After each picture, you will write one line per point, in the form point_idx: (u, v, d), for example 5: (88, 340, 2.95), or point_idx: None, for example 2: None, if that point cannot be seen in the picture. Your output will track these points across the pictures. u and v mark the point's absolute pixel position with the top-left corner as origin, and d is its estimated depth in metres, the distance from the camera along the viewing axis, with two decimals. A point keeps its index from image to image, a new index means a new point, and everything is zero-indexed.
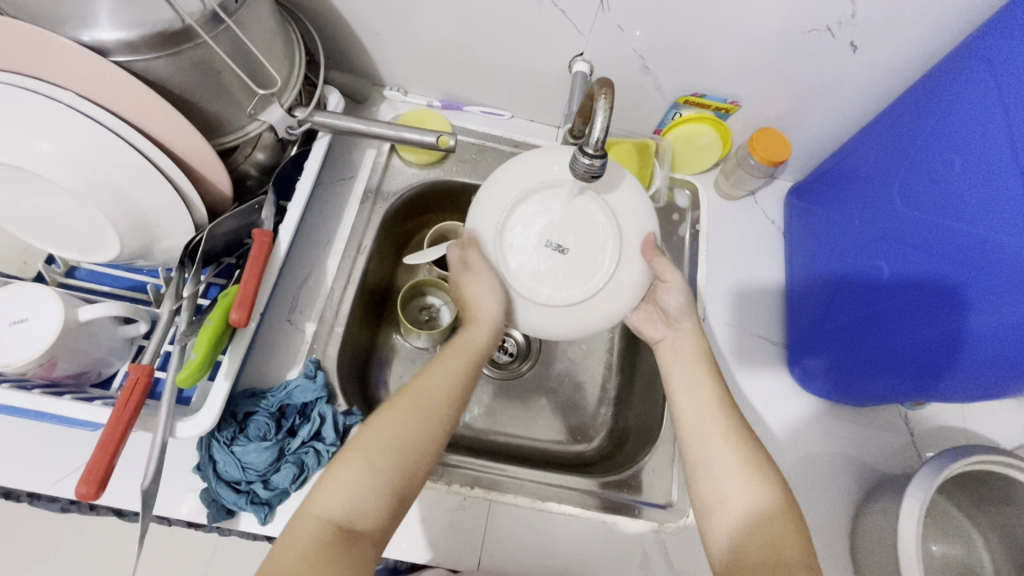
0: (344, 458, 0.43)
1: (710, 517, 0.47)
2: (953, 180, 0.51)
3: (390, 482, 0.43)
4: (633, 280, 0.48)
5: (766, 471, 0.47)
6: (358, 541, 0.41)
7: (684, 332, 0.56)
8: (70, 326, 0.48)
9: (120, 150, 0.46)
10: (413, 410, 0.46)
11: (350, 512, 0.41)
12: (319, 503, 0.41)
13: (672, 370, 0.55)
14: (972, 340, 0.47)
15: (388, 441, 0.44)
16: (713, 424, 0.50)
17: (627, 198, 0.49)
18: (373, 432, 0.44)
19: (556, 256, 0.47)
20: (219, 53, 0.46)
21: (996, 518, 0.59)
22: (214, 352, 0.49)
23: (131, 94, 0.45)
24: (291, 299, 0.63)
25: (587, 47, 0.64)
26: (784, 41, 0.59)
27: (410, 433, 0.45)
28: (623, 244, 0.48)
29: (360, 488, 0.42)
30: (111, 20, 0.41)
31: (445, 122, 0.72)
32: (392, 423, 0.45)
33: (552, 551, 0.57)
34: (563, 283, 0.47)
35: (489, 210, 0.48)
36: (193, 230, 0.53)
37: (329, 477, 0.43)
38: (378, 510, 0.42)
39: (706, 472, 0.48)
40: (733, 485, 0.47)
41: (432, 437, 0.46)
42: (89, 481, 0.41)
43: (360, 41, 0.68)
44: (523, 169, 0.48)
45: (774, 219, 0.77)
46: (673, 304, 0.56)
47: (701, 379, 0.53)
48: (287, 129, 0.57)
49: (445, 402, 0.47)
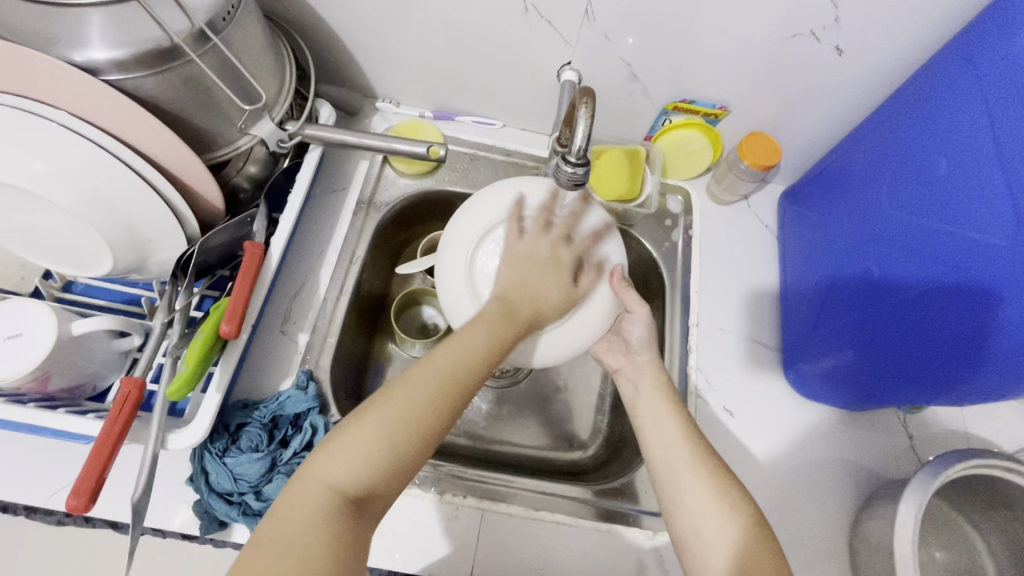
0: (354, 429, 0.40)
1: (690, 553, 0.46)
2: (940, 181, 0.50)
3: (409, 455, 0.41)
4: (601, 305, 0.50)
5: (739, 501, 0.46)
6: (367, 517, 0.40)
7: (641, 364, 0.58)
8: (63, 341, 0.48)
9: (112, 167, 0.47)
10: (444, 381, 0.42)
11: (364, 485, 0.39)
12: (329, 472, 0.39)
13: (637, 404, 0.55)
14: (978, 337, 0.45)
15: (416, 413, 0.41)
16: (682, 456, 0.49)
17: (591, 222, 0.51)
18: (392, 400, 0.41)
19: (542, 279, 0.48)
20: (207, 71, 0.47)
21: (999, 524, 0.58)
22: (205, 364, 0.50)
23: (120, 112, 0.45)
24: (284, 311, 0.63)
25: (574, 57, 0.65)
26: (770, 46, 0.59)
27: (429, 408, 0.41)
28: (588, 271, 0.49)
29: (378, 460, 0.40)
30: (101, 40, 0.42)
31: (437, 132, 0.72)
32: (418, 398, 0.41)
33: (546, 561, 0.57)
34: (543, 306, 0.47)
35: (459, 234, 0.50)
36: (185, 243, 0.54)
37: (335, 446, 0.40)
38: (391, 487, 0.41)
39: (679, 506, 0.48)
40: (707, 519, 0.46)
41: (455, 411, 0.43)
42: (79, 494, 0.41)
43: (351, 55, 0.69)
44: (493, 199, 0.50)
45: (768, 223, 0.77)
46: (635, 335, 0.57)
47: (664, 411, 0.53)
48: (278, 142, 0.58)
49: (476, 373, 0.43)
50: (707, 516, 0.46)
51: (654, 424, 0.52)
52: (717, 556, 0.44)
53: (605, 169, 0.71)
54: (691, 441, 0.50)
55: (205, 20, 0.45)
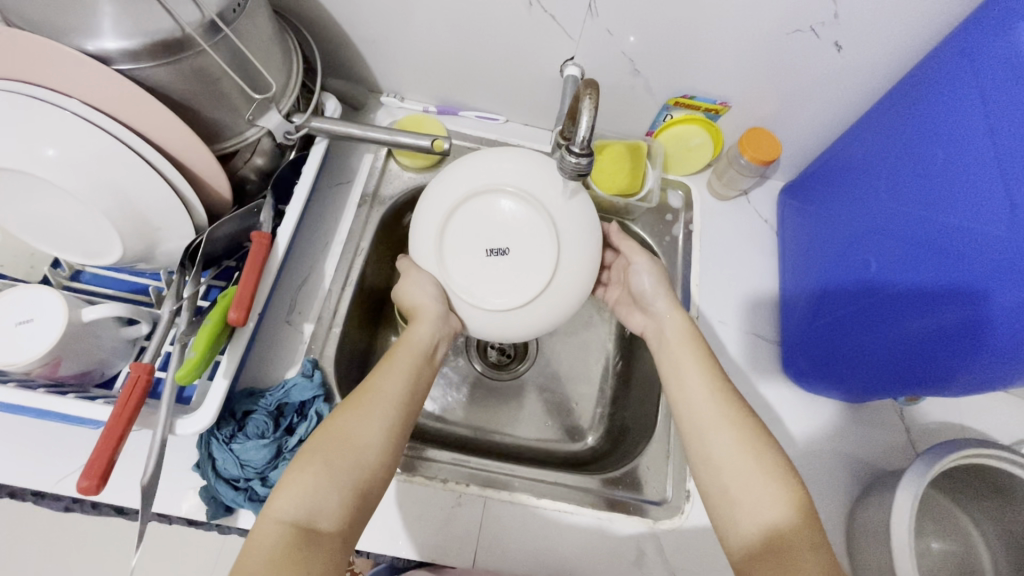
0: (299, 460, 0.44)
1: (717, 509, 0.48)
2: (938, 173, 0.51)
3: (350, 477, 0.44)
4: (580, 248, 0.53)
5: (763, 449, 0.48)
6: (326, 538, 0.42)
7: (658, 312, 0.61)
8: (73, 326, 0.49)
9: (123, 156, 0.47)
10: (366, 410, 0.48)
11: (309, 510, 0.42)
12: (278, 505, 0.42)
13: (661, 356, 0.58)
14: (975, 327, 0.46)
15: (345, 439, 0.46)
16: (708, 411, 0.51)
17: (540, 180, 0.52)
18: (329, 430, 0.46)
19: (496, 261, 0.53)
20: (217, 61, 0.48)
21: (994, 514, 0.58)
22: (213, 350, 0.50)
23: (132, 101, 0.46)
24: (289, 301, 0.64)
25: (577, 52, 0.66)
26: (770, 42, 0.60)
27: (363, 428, 0.46)
28: (555, 224, 0.52)
29: (318, 486, 0.43)
30: (114, 30, 0.43)
31: (440, 126, 0.73)
32: (351, 420, 0.47)
33: (547, 548, 0.58)
34: (479, 283, 0.53)
35: (425, 228, 0.54)
36: (193, 233, 0.54)
37: (286, 479, 0.43)
38: (338, 510, 0.43)
39: (707, 465, 0.50)
40: (732, 475, 0.48)
41: (388, 429, 0.48)
42: (90, 475, 0.42)
43: (356, 50, 0.70)
44: (444, 186, 0.54)
45: (766, 218, 0.78)
46: (646, 285, 0.62)
47: (689, 363, 0.55)
48: (285, 134, 0.59)
49: (394, 395, 0.50)
50: (736, 478, 0.47)
51: (675, 378, 0.55)
52: (742, 515, 0.46)
53: (606, 163, 0.71)
54: (717, 400, 0.51)
55: (215, 11, 0.46)
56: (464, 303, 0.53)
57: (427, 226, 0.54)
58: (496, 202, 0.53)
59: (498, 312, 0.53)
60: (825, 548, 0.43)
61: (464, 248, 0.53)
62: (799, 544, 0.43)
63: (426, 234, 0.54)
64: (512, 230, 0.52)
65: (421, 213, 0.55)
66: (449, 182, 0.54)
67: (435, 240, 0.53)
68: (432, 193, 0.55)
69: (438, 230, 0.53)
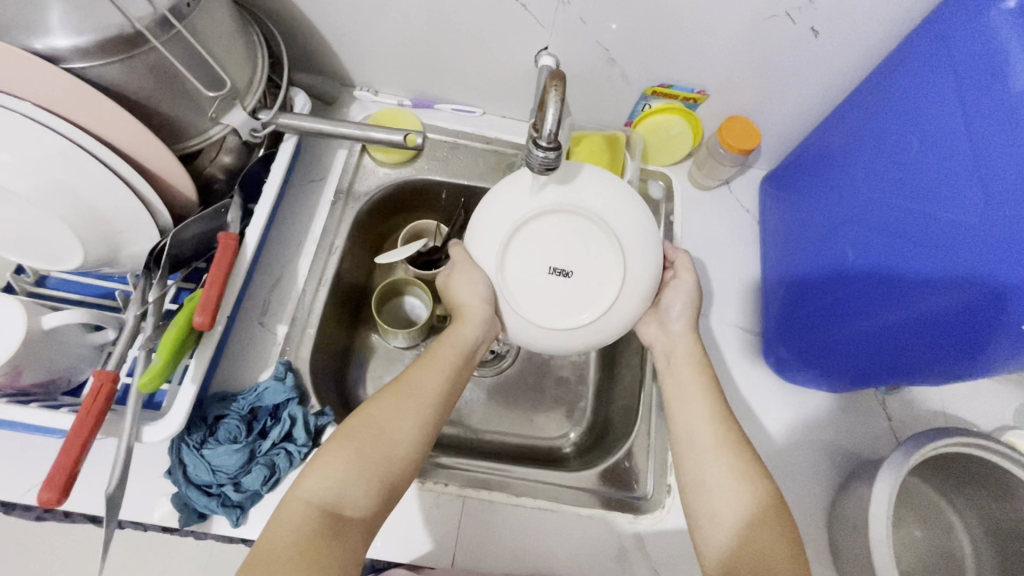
0: (332, 445, 0.44)
1: (702, 528, 0.47)
2: (915, 162, 0.50)
3: (381, 467, 0.44)
4: (647, 271, 0.52)
5: (741, 453, 0.49)
6: (351, 529, 0.42)
7: (676, 334, 0.58)
8: (34, 335, 0.48)
9: (79, 159, 0.46)
10: (403, 403, 0.47)
11: (338, 496, 0.42)
12: (306, 487, 0.42)
13: (672, 378, 0.56)
14: (954, 314, 0.45)
15: (379, 429, 0.45)
16: (706, 435, 0.51)
17: (606, 200, 0.51)
18: (365, 419, 0.46)
19: (556, 280, 0.50)
20: (172, 59, 0.47)
21: (975, 501, 0.58)
22: (177, 356, 0.49)
23: (84, 102, 0.44)
24: (262, 302, 0.63)
25: (551, 41, 0.64)
26: (747, 28, 0.59)
27: (399, 421, 0.46)
28: (622, 246, 0.50)
29: (350, 473, 0.43)
30: (61, 27, 0.41)
31: (416, 121, 0.71)
32: (388, 411, 0.46)
33: (528, 547, 0.57)
34: (535, 298, 0.50)
35: (486, 243, 0.51)
36: (157, 235, 0.53)
37: (315, 461, 0.43)
38: (366, 499, 0.43)
39: (697, 486, 0.49)
40: (724, 497, 0.47)
41: (424, 425, 0.47)
42: (52, 487, 0.41)
43: (325, 42, 0.68)
44: (509, 200, 0.51)
45: (749, 208, 0.77)
46: (674, 306, 0.59)
47: (696, 382, 0.54)
48: (251, 131, 0.57)
49: (434, 393, 0.49)
50: (721, 489, 0.47)
51: (682, 400, 0.54)
52: (724, 530, 0.46)
53: (584, 155, 0.71)
54: (717, 426, 0.51)
55: (168, 6, 0.44)
56: (515, 315, 0.51)
57: (489, 236, 0.51)
58: (569, 219, 0.50)
59: (545, 329, 0.51)
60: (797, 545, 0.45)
61: (527, 266, 0.50)
62: (774, 556, 0.44)
63: (488, 240, 0.51)
64: (581, 251, 0.50)
65: (481, 226, 0.52)
66: (514, 193, 0.51)
67: (498, 256, 0.50)
68: (499, 196, 0.52)
69: (503, 246, 0.50)
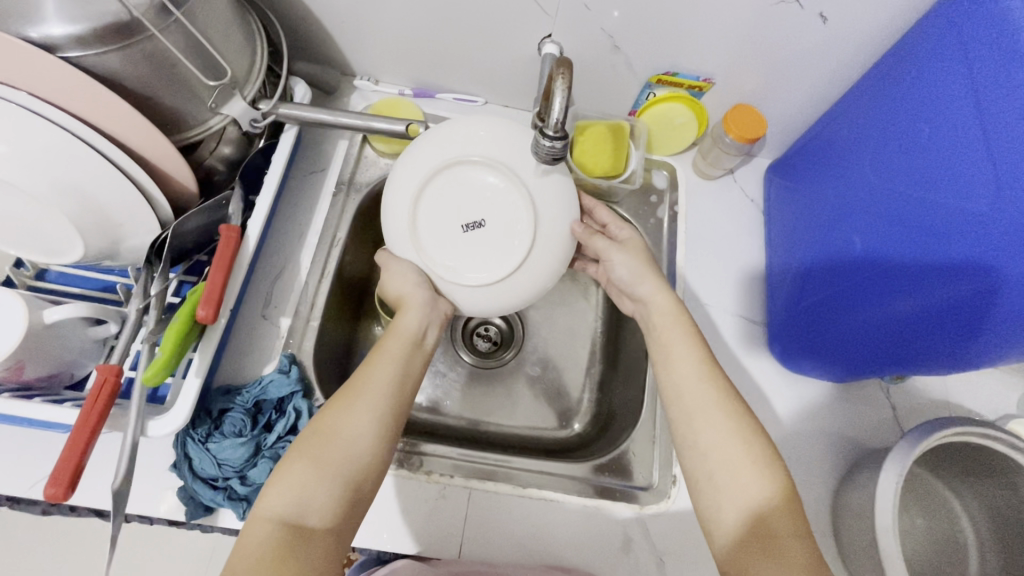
0: (287, 460, 0.43)
1: (714, 500, 0.46)
2: (925, 147, 0.50)
3: (342, 472, 0.43)
4: (557, 207, 0.52)
5: (750, 436, 0.47)
6: (317, 537, 0.41)
7: (643, 300, 0.58)
8: (36, 328, 0.47)
9: (77, 150, 0.45)
10: (355, 403, 0.46)
11: (298, 508, 0.41)
12: (267, 503, 0.41)
13: (669, 341, 0.54)
14: (966, 304, 0.45)
15: (331, 433, 0.44)
16: (707, 400, 0.50)
17: (502, 146, 0.52)
18: (318, 428, 0.44)
19: (472, 235, 0.52)
20: (170, 47, 0.45)
21: (977, 488, 0.59)
22: (181, 350, 0.48)
23: (81, 91, 0.43)
24: (265, 294, 0.62)
25: (555, 28, 0.63)
26: (755, 14, 0.58)
27: (353, 423, 0.45)
28: (524, 187, 0.51)
29: (308, 483, 0.42)
30: (57, 14, 0.41)
31: (417, 110, 0.71)
32: (340, 415, 0.45)
33: (533, 536, 0.57)
34: (452, 259, 0.52)
35: (396, 215, 0.53)
36: (158, 228, 0.52)
37: (273, 479, 0.42)
38: (329, 507, 0.42)
39: (694, 450, 0.49)
40: (731, 475, 0.46)
41: (381, 423, 0.46)
42: (57, 483, 0.40)
43: (325, 31, 0.67)
44: (408, 169, 0.53)
45: (753, 198, 0.76)
46: (623, 274, 0.60)
47: (698, 355, 0.52)
48: (251, 122, 0.56)
49: (385, 388, 0.48)
50: (722, 464, 0.47)
51: (666, 362, 0.53)
52: (728, 506, 0.45)
53: (589, 146, 0.70)
54: (709, 389, 0.50)
55: None
56: (434, 275, 0.53)
57: (399, 209, 0.53)
58: (482, 175, 0.52)
59: (464, 288, 0.53)
60: (786, 483, 0.46)
61: (439, 228, 0.52)
62: (782, 529, 0.43)
63: (398, 207, 0.53)
64: (493, 208, 0.52)
65: (389, 197, 0.53)
66: (412, 162, 0.53)
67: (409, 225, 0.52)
68: (409, 161, 0.53)
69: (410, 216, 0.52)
